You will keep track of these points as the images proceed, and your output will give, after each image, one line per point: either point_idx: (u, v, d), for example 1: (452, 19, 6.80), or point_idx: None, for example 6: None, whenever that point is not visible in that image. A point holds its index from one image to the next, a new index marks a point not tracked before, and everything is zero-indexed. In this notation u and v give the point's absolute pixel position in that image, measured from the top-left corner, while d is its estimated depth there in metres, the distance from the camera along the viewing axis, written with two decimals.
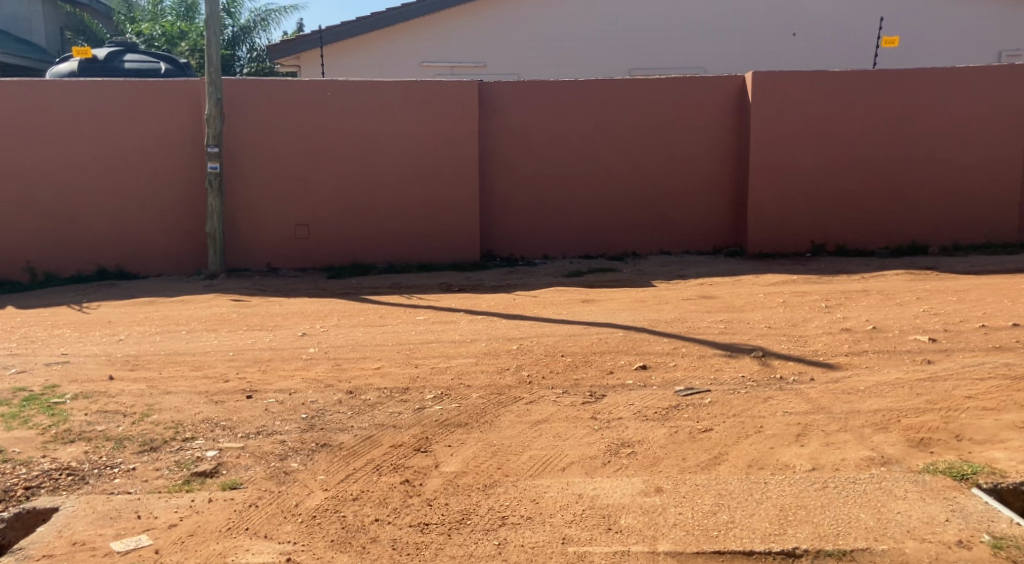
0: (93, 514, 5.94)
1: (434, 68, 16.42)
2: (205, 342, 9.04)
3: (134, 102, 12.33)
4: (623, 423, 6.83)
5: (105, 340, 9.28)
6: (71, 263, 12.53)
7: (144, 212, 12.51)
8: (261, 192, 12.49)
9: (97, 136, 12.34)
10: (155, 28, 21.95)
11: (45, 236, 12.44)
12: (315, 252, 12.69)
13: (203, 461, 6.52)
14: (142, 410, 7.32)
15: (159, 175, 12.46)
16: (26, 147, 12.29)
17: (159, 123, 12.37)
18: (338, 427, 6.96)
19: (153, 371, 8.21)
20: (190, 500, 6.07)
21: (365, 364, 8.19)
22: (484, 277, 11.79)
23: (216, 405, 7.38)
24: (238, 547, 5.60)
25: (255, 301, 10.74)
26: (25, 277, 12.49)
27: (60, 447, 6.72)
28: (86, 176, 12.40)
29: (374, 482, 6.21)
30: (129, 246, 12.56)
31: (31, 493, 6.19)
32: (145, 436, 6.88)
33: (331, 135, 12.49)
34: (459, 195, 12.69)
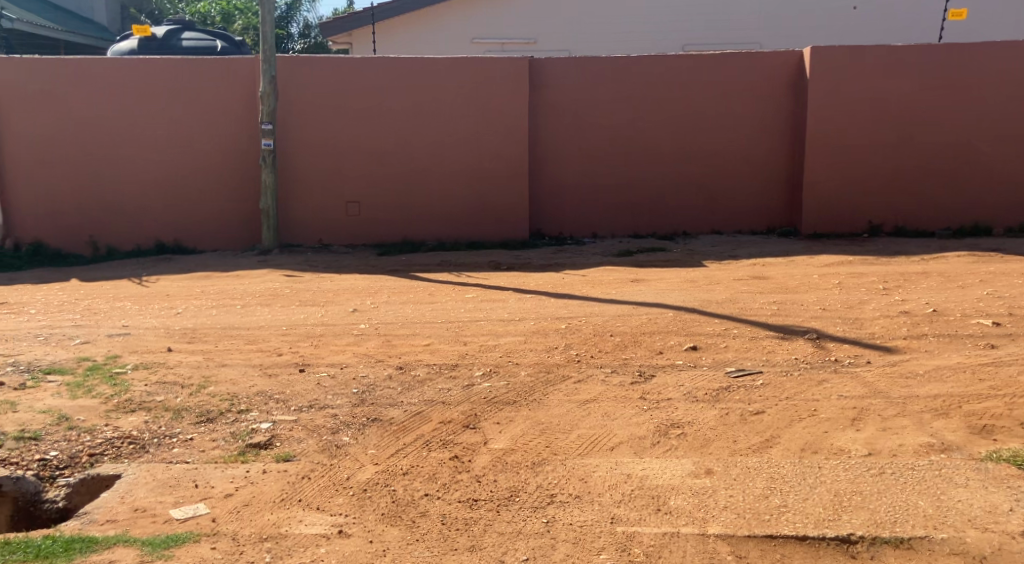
0: (153, 481, 6.00)
1: (484, 45, 16.31)
2: (260, 316, 9.10)
3: (194, 80, 12.42)
4: (673, 404, 6.75)
5: (163, 312, 9.38)
6: (130, 238, 12.68)
7: (201, 187, 12.62)
8: (313, 169, 12.54)
9: (157, 112, 12.44)
10: (212, 7, 22.18)
11: (106, 210, 12.59)
12: (366, 229, 12.70)
13: (257, 433, 6.56)
14: (199, 381, 7.38)
15: (216, 153, 12.55)
16: (88, 122, 12.42)
17: (219, 100, 12.45)
18: (388, 402, 6.97)
19: (210, 344, 8.28)
20: (245, 470, 6.11)
21: (415, 340, 8.18)
22: (533, 255, 11.71)
23: (270, 378, 7.42)
24: (291, 518, 5.62)
25: (308, 276, 10.79)
26: (87, 250, 12.66)
27: (122, 416, 6.80)
28: (145, 152, 12.52)
29: (424, 457, 6.20)
30: (186, 221, 12.68)
31: (95, 459, 6.28)
32: (202, 407, 6.94)
33: (385, 112, 12.47)
34: (512, 173, 12.62)
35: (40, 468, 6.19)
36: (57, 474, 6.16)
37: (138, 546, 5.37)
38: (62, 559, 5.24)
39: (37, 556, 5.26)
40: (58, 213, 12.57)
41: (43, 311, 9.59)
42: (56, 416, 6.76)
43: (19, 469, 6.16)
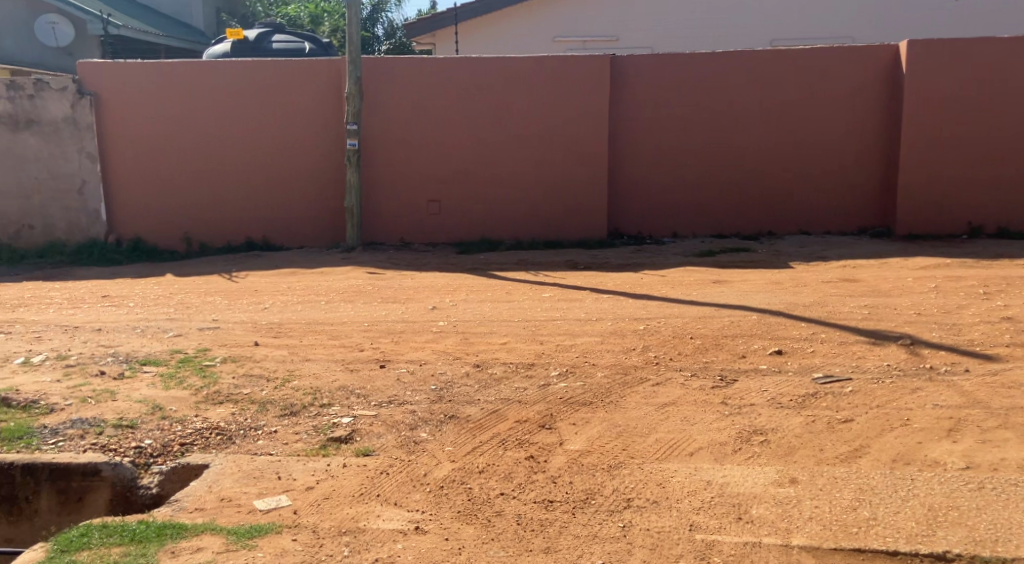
0: (238, 472, 6.08)
1: (565, 43, 16.22)
2: (343, 311, 9.17)
3: (284, 79, 12.55)
4: (755, 410, 6.58)
5: (250, 307, 9.55)
6: (222, 234, 12.88)
7: (291, 185, 12.75)
8: (397, 168, 12.59)
9: (249, 112, 12.61)
10: (301, 11, 22.51)
11: (200, 208, 12.82)
12: (448, 227, 12.69)
13: (338, 427, 6.60)
14: (284, 375, 7.48)
15: (305, 152, 12.67)
16: (183, 122, 12.66)
17: (308, 100, 12.56)
18: (465, 399, 6.92)
19: (295, 338, 8.36)
20: (326, 464, 6.15)
21: (492, 338, 8.12)
22: (611, 255, 11.59)
23: (352, 373, 7.46)
24: (369, 513, 5.61)
25: (389, 274, 10.82)
26: (182, 247, 12.90)
27: (211, 407, 6.96)
28: (237, 151, 12.70)
29: (500, 456, 6.15)
30: (274, 218, 12.82)
31: (185, 449, 6.46)
32: (285, 400, 7.03)
33: (467, 108, 12.46)
34: (596, 172, 12.50)
35: (136, 455, 6.42)
36: (150, 462, 6.38)
37: (224, 535, 5.42)
38: (154, 545, 5.33)
39: (131, 541, 5.38)
40: (154, 211, 12.82)
41: (139, 304, 9.91)
42: (150, 406, 6.97)
43: (116, 456, 6.41)
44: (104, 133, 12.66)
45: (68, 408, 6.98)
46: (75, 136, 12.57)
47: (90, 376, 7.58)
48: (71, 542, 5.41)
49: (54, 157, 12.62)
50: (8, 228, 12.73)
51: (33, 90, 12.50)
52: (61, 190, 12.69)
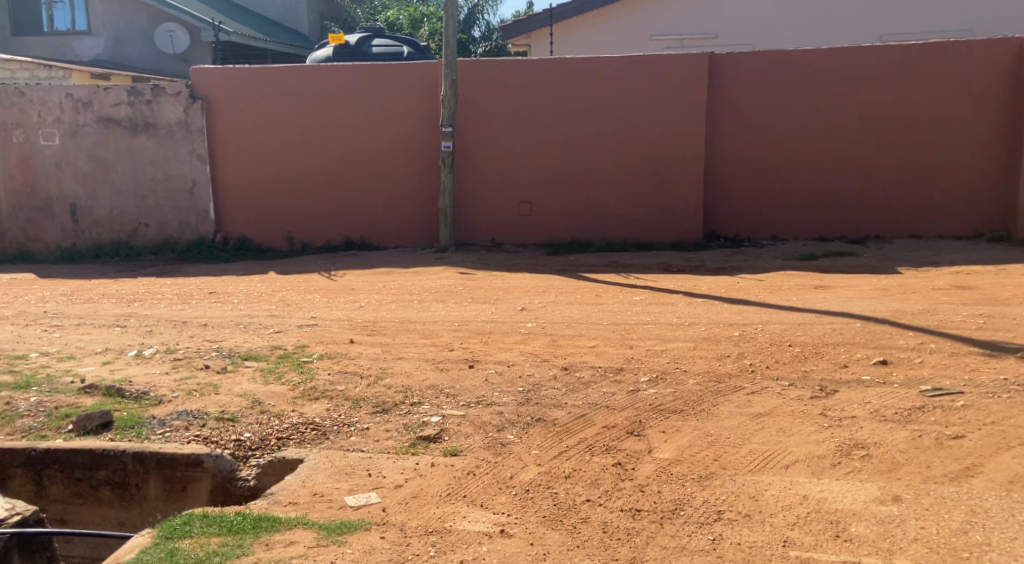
0: (331, 468, 6.04)
1: (663, 42, 15.95)
2: (435, 310, 9.11)
3: (385, 81, 12.56)
4: (858, 423, 6.25)
5: (347, 305, 9.58)
6: (323, 234, 12.95)
7: (390, 186, 12.74)
8: (492, 168, 12.49)
9: (351, 114, 12.66)
10: (400, 14, 22.53)
11: (302, 208, 12.92)
12: (542, 228, 12.53)
13: (428, 426, 6.52)
14: (376, 372, 7.44)
15: (405, 153, 12.65)
16: (286, 124, 12.78)
17: (409, 101, 12.55)
18: (553, 402, 6.75)
19: (388, 336, 8.33)
20: (414, 462, 6.07)
21: (582, 341, 7.94)
22: (707, 258, 11.29)
23: (441, 372, 7.36)
24: (455, 514, 5.50)
25: (480, 274, 10.71)
26: (284, 245, 13.03)
27: (307, 403, 6.96)
28: (340, 152, 12.75)
29: (587, 461, 5.96)
30: (373, 218, 12.84)
31: (282, 443, 6.48)
32: (378, 398, 6.98)
33: (564, 109, 12.28)
34: (696, 175, 12.20)
35: (235, 448, 6.47)
36: (249, 455, 6.43)
37: (316, 530, 5.37)
38: (250, 536, 5.32)
39: (229, 531, 5.38)
40: (259, 211, 12.98)
41: (243, 301, 10.08)
42: (250, 400, 7.01)
43: (217, 448, 6.45)
44: (213, 135, 12.88)
45: (175, 400, 7.07)
46: (186, 138, 12.86)
47: (195, 368, 7.68)
48: (174, 530, 5.45)
49: (167, 159, 12.95)
50: (125, 227, 13.12)
51: (150, 95, 12.87)
52: (174, 189, 13.02)
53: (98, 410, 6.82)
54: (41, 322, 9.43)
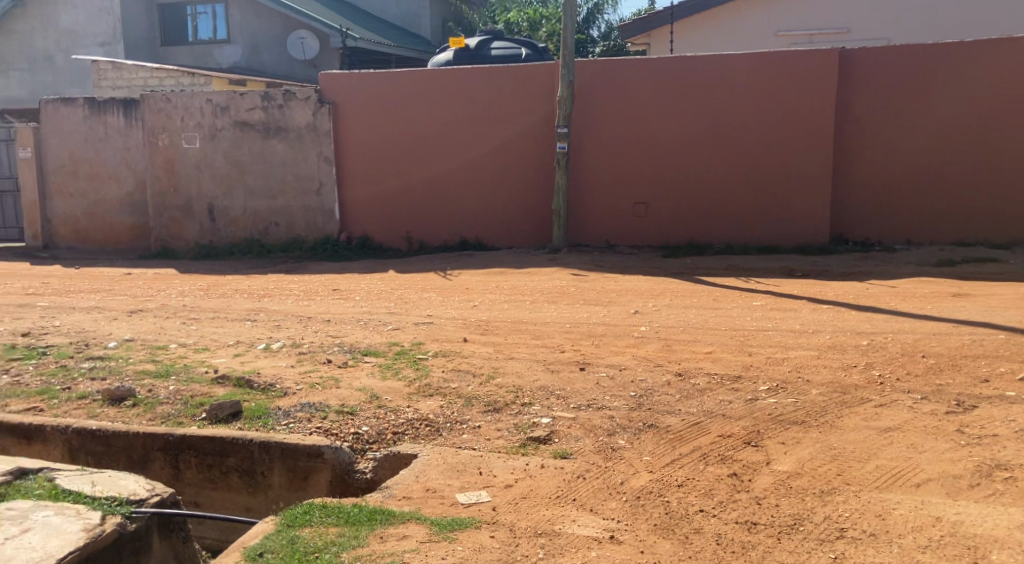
0: (444, 465, 5.94)
1: (790, 37, 15.41)
2: (548, 311, 8.93)
3: (506, 83, 12.44)
4: (999, 442, 5.80)
5: (461, 305, 9.50)
6: (441, 234, 12.91)
7: (508, 187, 12.59)
8: (608, 169, 12.25)
9: (471, 116, 12.59)
10: (520, 15, 22.35)
11: (421, 209, 12.91)
12: (659, 230, 12.22)
13: (538, 427, 6.36)
14: (488, 371, 7.29)
15: (524, 155, 12.48)
16: (407, 126, 12.82)
17: (529, 103, 12.38)
18: (665, 409, 6.49)
19: (500, 336, 8.20)
20: (525, 463, 5.90)
21: (698, 346, 7.64)
22: (832, 262, 10.81)
23: (552, 374, 7.17)
24: (565, 517, 5.32)
25: (593, 275, 10.49)
26: (403, 245, 13.05)
27: (422, 399, 6.88)
28: (462, 154, 12.68)
29: (701, 471, 5.68)
30: (490, 219, 12.71)
31: (398, 437, 6.43)
32: (489, 397, 6.84)
33: (684, 109, 11.97)
34: (823, 177, 11.73)
35: (354, 440, 6.42)
36: (367, 448, 6.38)
37: (428, 525, 5.27)
38: (366, 528, 5.26)
39: (347, 522, 5.33)
40: (382, 211, 13.05)
41: (364, 298, 10.11)
42: (369, 394, 6.97)
43: (336, 440, 6.40)
44: (338, 138, 13.05)
45: (299, 391, 7.07)
46: (314, 141, 13.05)
47: (318, 362, 7.70)
48: (294, 519, 5.41)
49: (296, 161, 13.16)
50: (257, 226, 13.41)
51: (281, 100, 13.10)
52: (301, 191, 13.22)
53: (229, 400, 6.86)
54: (178, 314, 9.63)
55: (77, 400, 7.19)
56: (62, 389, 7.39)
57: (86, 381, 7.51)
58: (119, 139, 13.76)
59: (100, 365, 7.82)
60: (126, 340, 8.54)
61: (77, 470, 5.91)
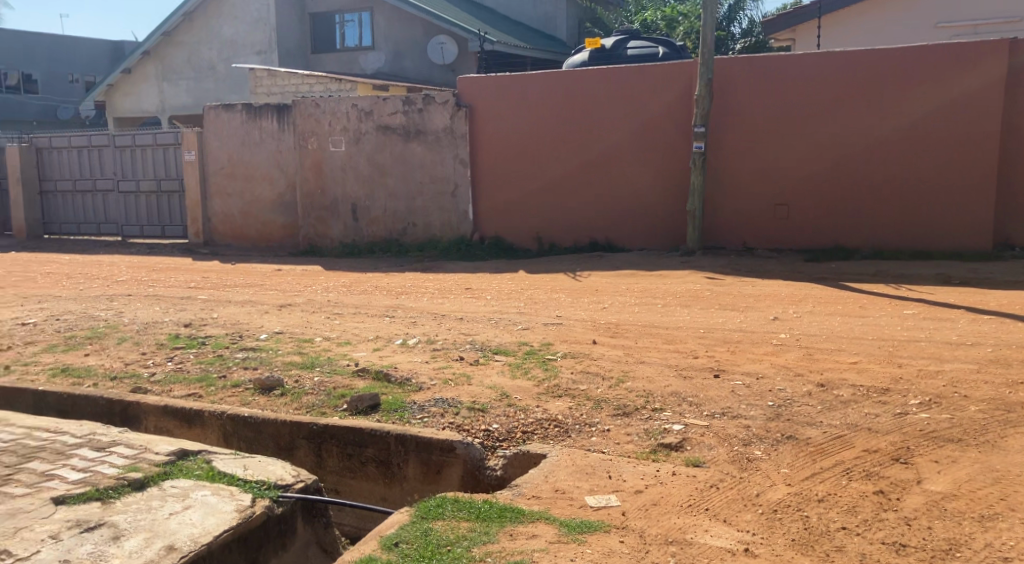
0: (573, 466, 5.86)
1: (951, 29, 14.65)
2: (680, 315, 8.75)
3: (641, 84, 12.23)
4: None
5: (591, 306, 9.41)
6: (571, 236, 12.80)
7: (641, 189, 12.37)
8: (746, 170, 11.97)
9: (605, 118, 12.44)
10: (657, 15, 22.01)
11: (552, 210, 12.85)
12: (798, 233, 11.85)
13: (669, 433, 6.21)
14: (619, 375, 7.17)
15: (658, 157, 12.25)
16: (541, 128, 12.79)
17: (664, 105, 12.14)
18: (806, 420, 6.24)
19: (631, 339, 8.06)
20: (655, 469, 5.78)
21: (841, 356, 7.34)
22: (989, 270, 10.24)
23: (685, 380, 6.99)
24: (697, 526, 5.16)
25: (731, 279, 10.24)
26: (533, 245, 13.03)
27: (551, 399, 6.82)
28: (595, 155, 12.54)
29: (843, 486, 5.43)
30: (621, 221, 12.52)
31: (527, 436, 6.38)
32: (619, 401, 6.72)
33: (828, 110, 11.57)
34: (977, 182, 11.11)
35: (484, 438, 6.40)
36: (497, 445, 6.35)
37: (557, 526, 5.19)
38: (496, 525, 5.21)
39: (478, 518, 5.29)
40: (514, 213, 13.06)
41: (495, 298, 10.12)
42: (499, 392, 6.95)
43: (468, 436, 6.40)
44: (474, 140, 13.15)
45: (432, 387, 7.11)
46: (451, 144, 13.23)
47: (450, 359, 7.73)
48: (428, 511, 5.39)
49: (434, 163, 13.39)
50: (395, 225, 13.73)
51: (421, 104, 13.34)
52: (438, 192, 13.43)
53: (369, 392, 6.94)
54: (323, 309, 9.83)
55: (232, 388, 7.42)
56: (219, 377, 7.65)
57: (240, 369, 7.76)
58: (271, 143, 14.39)
59: (253, 356, 8.06)
60: (276, 332, 8.76)
61: (231, 453, 6.03)
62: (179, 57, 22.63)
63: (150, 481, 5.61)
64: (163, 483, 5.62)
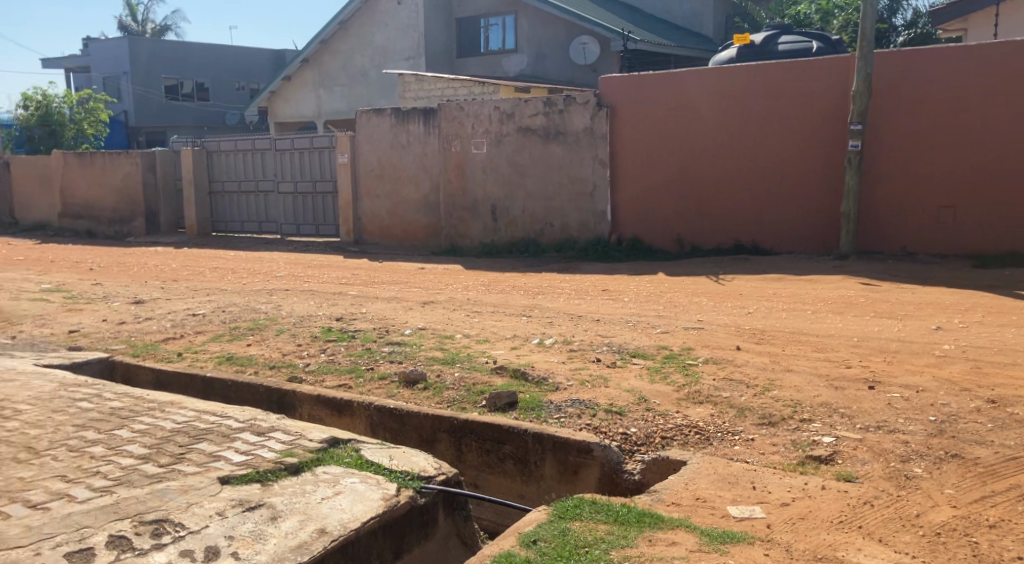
0: (714, 474, 5.65)
1: None
2: (830, 323, 8.38)
3: (789, 82, 11.81)
4: None
5: (734, 311, 9.12)
6: (713, 238, 12.44)
7: (787, 190, 11.94)
8: (904, 171, 11.43)
9: (750, 117, 12.07)
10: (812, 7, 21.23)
11: (694, 212, 12.52)
12: (960, 238, 11.20)
13: (818, 446, 5.93)
14: (764, 383, 6.87)
15: (806, 157, 11.80)
16: (684, 128, 12.50)
17: (813, 103, 11.69)
18: (974, 438, 5.84)
19: (778, 346, 7.75)
20: (803, 482, 5.51)
21: (1013, 371, 6.85)
22: None
23: (836, 391, 6.66)
24: (850, 544, 4.88)
25: (887, 286, 9.76)
26: (673, 247, 12.71)
27: (691, 406, 6.60)
28: (739, 155, 12.18)
29: (1018, 513, 5.05)
30: (765, 223, 12.10)
31: (666, 442, 6.21)
32: (764, 409, 6.45)
33: (994, 107, 10.91)
34: None
35: (622, 441, 6.25)
36: (635, 449, 6.20)
37: (697, 534, 4.99)
38: (635, 529, 5.04)
39: (616, 521, 5.14)
40: (655, 214, 12.80)
41: (634, 300, 9.92)
42: (637, 396, 6.77)
43: (605, 439, 6.26)
44: (614, 141, 12.95)
45: (569, 388, 6.99)
46: (591, 145, 13.08)
47: (587, 361, 7.58)
48: (565, 511, 5.27)
49: (573, 164, 13.26)
50: (534, 226, 13.66)
51: (562, 105, 13.25)
52: (577, 193, 13.28)
53: (507, 390, 6.86)
54: (464, 307, 9.84)
55: (380, 380, 7.47)
56: (366, 369, 7.72)
57: (386, 362, 7.81)
58: (418, 146, 14.69)
59: (398, 350, 8.09)
60: (419, 329, 8.78)
61: (377, 443, 6.05)
62: (335, 65, 23.50)
63: (305, 466, 5.64)
64: (316, 468, 5.64)
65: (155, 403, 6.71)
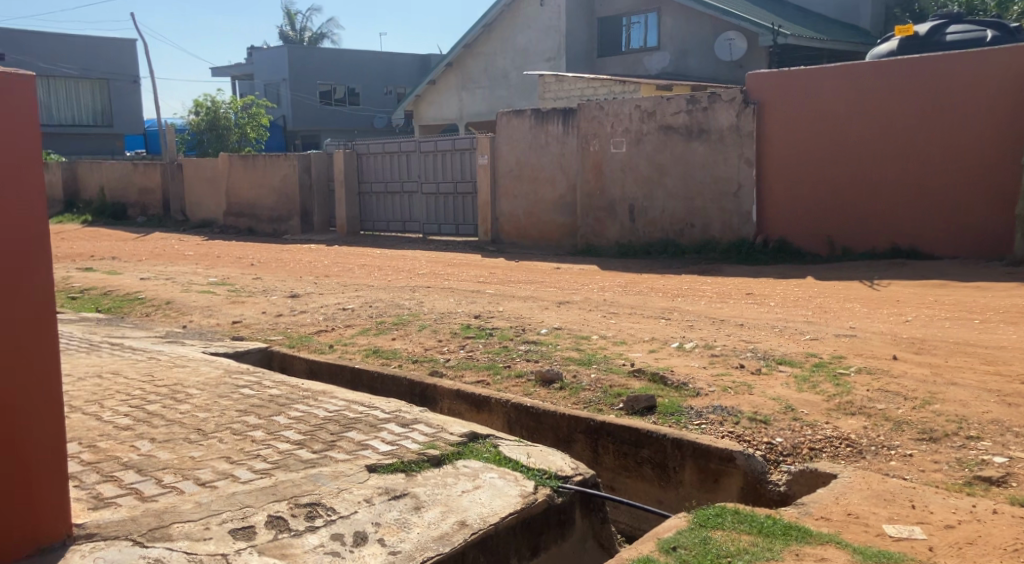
0: (868, 490, 5.25)
1: None
2: (1002, 334, 7.77)
3: (952, 76, 11.15)
4: None
5: (890, 319, 8.60)
6: (868, 241, 11.85)
7: (948, 190, 11.25)
8: None
9: (908, 113, 11.44)
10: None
11: (846, 213, 11.94)
12: None
13: (988, 466, 5.48)
14: (924, 396, 6.39)
15: (969, 156, 11.09)
16: (837, 126, 11.94)
17: (978, 97, 10.98)
18: None
19: (940, 358, 7.23)
20: (970, 504, 5.07)
21: None
22: None
23: (1009, 408, 6.13)
24: None
25: None
26: (824, 250, 12.17)
27: (842, 417, 6.19)
28: (896, 153, 11.55)
29: None
30: (923, 224, 11.43)
31: (815, 454, 5.85)
32: (925, 424, 6.00)
33: None
34: None
35: (767, 450, 5.92)
36: (781, 459, 5.85)
37: (850, 552, 4.63)
38: (780, 542, 4.72)
39: (760, 533, 4.83)
40: (805, 216, 12.27)
41: (780, 305, 9.49)
42: (783, 405, 6.39)
43: (749, 447, 5.94)
44: (762, 140, 12.50)
45: (711, 394, 6.66)
46: (736, 143, 12.63)
47: (730, 366, 7.23)
48: (707, 520, 4.99)
49: (716, 163, 12.83)
50: (675, 226, 13.28)
51: (706, 102, 12.82)
52: (720, 193, 12.84)
53: (645, 393, 6.58)
54: (600, 307, 9.61)
55: (516, 378, 7.31)
56: (503, 366, 7.57)
57: (523, 361, 7.64)
58: (556, 146, 14.51)
59: (534, 349, 7.91)
60: (555, 328, 8.58)
61: (516, 440, 5.88)
62: (477, 68, 23.87)
63: (446, 459, 5.52)
64: (457, 462, 5.52)
65: (308, 391, 6.72)
